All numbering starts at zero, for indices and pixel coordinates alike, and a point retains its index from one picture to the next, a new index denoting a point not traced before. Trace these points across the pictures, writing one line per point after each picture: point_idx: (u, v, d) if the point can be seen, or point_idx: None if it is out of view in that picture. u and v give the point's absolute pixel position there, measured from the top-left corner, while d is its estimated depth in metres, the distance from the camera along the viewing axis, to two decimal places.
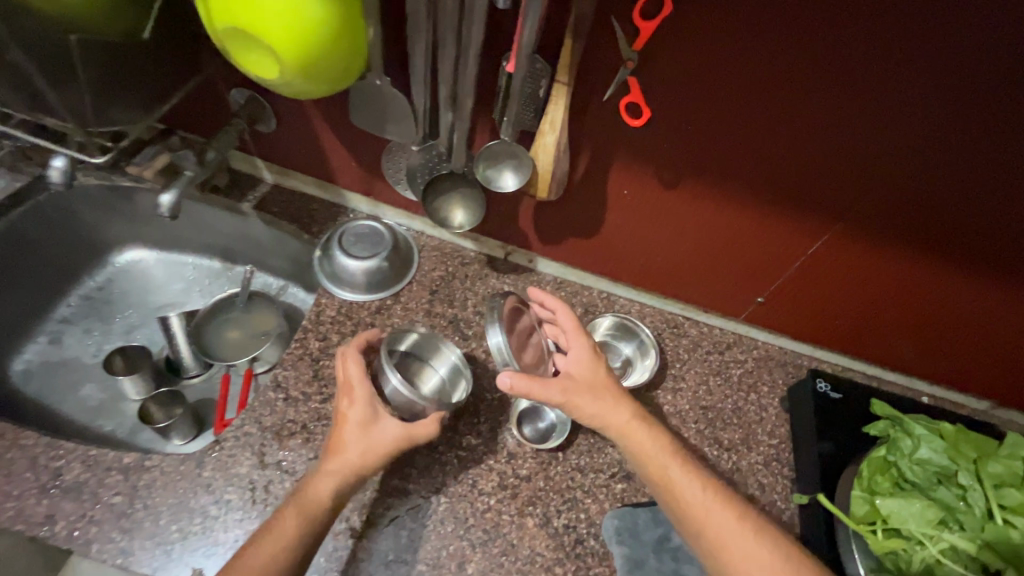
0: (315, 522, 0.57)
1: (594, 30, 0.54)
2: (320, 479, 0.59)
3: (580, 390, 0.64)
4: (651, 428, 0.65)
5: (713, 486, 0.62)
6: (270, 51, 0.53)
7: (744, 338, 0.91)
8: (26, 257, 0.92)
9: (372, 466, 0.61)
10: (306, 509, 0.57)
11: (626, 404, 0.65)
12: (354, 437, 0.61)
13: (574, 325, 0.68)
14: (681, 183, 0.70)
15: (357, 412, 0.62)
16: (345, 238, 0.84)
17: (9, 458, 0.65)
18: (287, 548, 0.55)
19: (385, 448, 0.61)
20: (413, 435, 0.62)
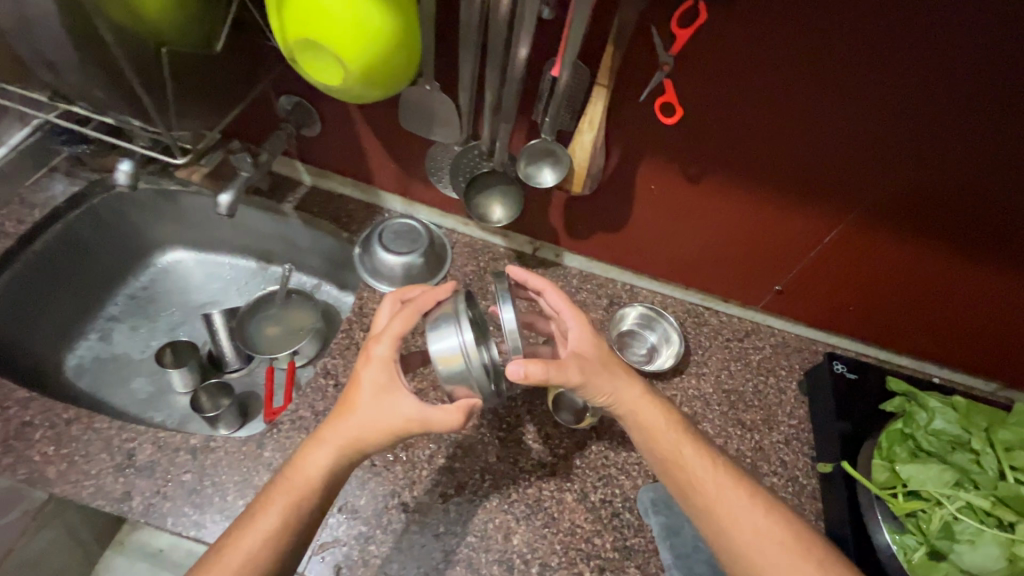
0: (311, 502, 0.58)
1: (634, 36, 0.60)
2: (317, 443, 0.59)
3: (592, 369, 0.63)
4: (661, 404, 0.68)
5: (722, 466, 0.65)
6: (336, 60, 0.58)
7: (762, 326, 0.95)
8: (82, 258, 0.96)
9: (373, 436, 0.59)
10: (299, 484, 0.58)
11: (638, 381, 0.67)
12: (362, 403, 0.59)
13: (571, 306, 0.67)
14: (705, 177, 0.75)
15: (374, 373, 0.60)
16: (385, 236, 0.90)
17: (85, 439, 0.70)
18: (280, 526, 0.57)
19: (391, 423, 0.58)
20: (424, 419, 0.58)
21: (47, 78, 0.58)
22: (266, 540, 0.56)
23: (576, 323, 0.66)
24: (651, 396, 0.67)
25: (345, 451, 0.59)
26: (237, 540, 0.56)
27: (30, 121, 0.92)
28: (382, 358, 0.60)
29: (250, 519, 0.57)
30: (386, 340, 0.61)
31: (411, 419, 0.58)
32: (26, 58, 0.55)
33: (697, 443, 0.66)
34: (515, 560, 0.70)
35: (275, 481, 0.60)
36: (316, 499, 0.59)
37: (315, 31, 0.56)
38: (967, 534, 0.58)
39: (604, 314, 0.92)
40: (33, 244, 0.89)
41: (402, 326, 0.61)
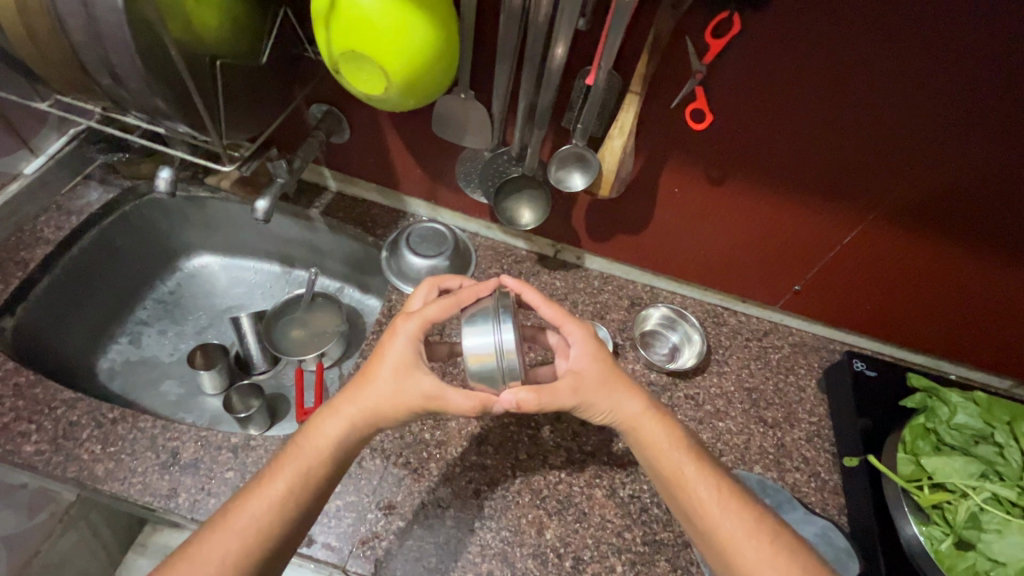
0: (319, 473, 0.60)
1: (668, 47, 0.63)
2: (334, 414, 0.61)
3: (586, 390, 0.61)
4: (662, 417, 0.66)
5: (724, 484, 0.64)
6: (380, 71, 0.61)
7: (780, 325, 0.98)
8: (113, 264, 0.98)
9: (387, 410, 0.60)
10: (310, 454, 0.60)
11: (639, 396, 0.65)
12: (384, 377, 0.60)
13: (567, 320, 0.65)
14: (726, 181, 0.77)
15: (399, 351, 0.61)
16: (412, 239, 0.92)
17: (131, 438, 0.72)
18: (288, 494, 0.58)
19: (410, 401, 0.59)
20: (442, 399, 0.59)
21: (107, 91, 0.60)
22: (273, 505, 0.57)
23: (571, 339, 0.64)
24: (651, 411, 0.65)
25: (356, 424, 0.61)
26: (244, 504, 0.57)
27: (68, 131, 0.95)
28: (412, 335, 0.61)
29: (259, 485, 0.59)
30: (415, 320, 0.62)
31: (430, 397, 0.59)
32: (90, 73, 0.57)
33: (698, 459, 0.65)
34: (549, 553, 0.72)
35: (287, 449, 0.61)
36: (325, 471, 0.60)
37: (365, 45, 0.59)
38: (994, 524, 0.62)
39: (626, 315, 0.94)
40: (69, 250, 0.91)
41: (437, 310, 0.62)
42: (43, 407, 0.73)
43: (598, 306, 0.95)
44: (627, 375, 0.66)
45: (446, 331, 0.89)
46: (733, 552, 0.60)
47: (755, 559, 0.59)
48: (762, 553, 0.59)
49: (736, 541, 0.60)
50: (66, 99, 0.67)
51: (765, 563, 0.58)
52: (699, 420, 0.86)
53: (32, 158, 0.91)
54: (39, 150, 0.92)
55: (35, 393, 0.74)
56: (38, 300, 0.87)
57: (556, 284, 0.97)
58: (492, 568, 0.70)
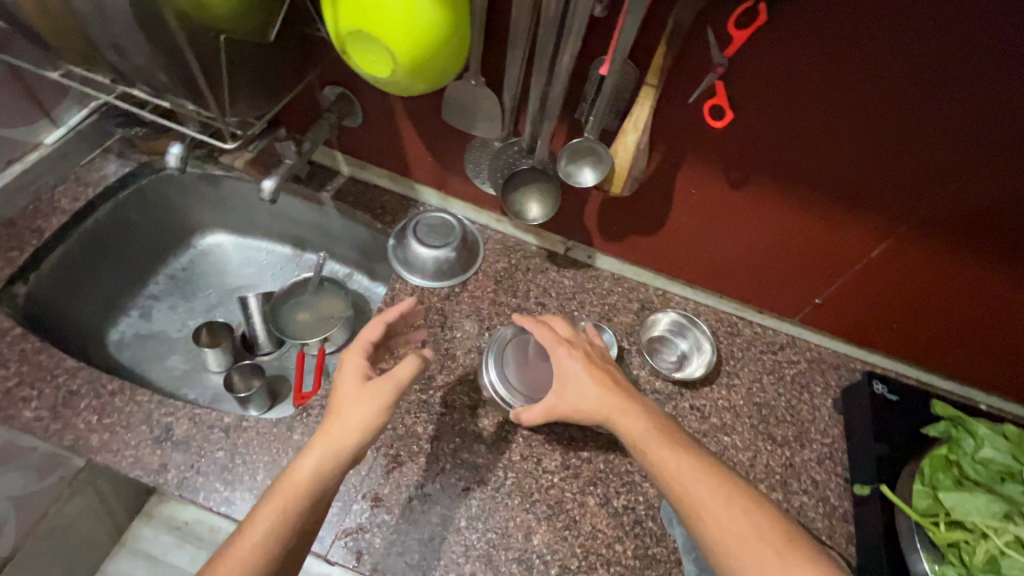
0: (304, 512, 0.55)
1: (689, 38, 0.59)
2: (307, 450, 0.57)
3: (568, 394, 0.67)
4: (639, 407, 0.65)
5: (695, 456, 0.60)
6: (386, 52, 0.59)
7: (797, 340, 0.93)
8: (128, 238, 0.99)
9: (355, 430, 0.58)
10: (287, 494, 0.55)
11: (614, 393, 0.65)
12: (347, 399, 0.60)
13: (556, 343, 0.70)
14: (746, 185, 0.73)
15: (351, 376, 0.62)
16: (419, 228, 0.91)
17: (127, 411, 0.72)
18: (268, 538, 0.53)
19: (378, 401, 0.60)
20: (396, 380, 0.61)
21: (114, 61, 0.60)
22: (257, 554, 0.52)
23: (559, 361, 0.69)
24: (624, 406, 0.64)
25: (331, 455, 0.57)
26: (224, 562, 0.51)
27: (87, 104, 0.95)
28: (354, 353, 0.64)
29: (235, 541, 0.53)
30: (356, 347, 0.65)
31: (385, 383, 0.61)
32: (98, 45, 0.57)
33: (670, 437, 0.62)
34: (534, 560, 0.70)
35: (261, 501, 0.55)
36: (310, 510, 0.55)
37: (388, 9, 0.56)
38: (1015, 570, 0.56)
39: (635, 319, 0.91)
40: (85, 221, 0.92)
41: (373, 331, 0.68)
42: (46, 373, 0.74)
43: (606, 307, 0.92)
44: (619, 379, 0.68)
45: (448, 323, 0.87)
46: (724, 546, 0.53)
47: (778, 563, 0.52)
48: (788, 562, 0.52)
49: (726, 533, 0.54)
50: (78, 70, 0.67)
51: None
52: (703, 432, 0.82)
53: (53, 129, 0.91)
54: (59, 121, 0.92)
55: (40, 359, 0.75)
56: (50, 270, 0.88)
57: (564, 282, 0.94)
58: (474, 570, 0.69)
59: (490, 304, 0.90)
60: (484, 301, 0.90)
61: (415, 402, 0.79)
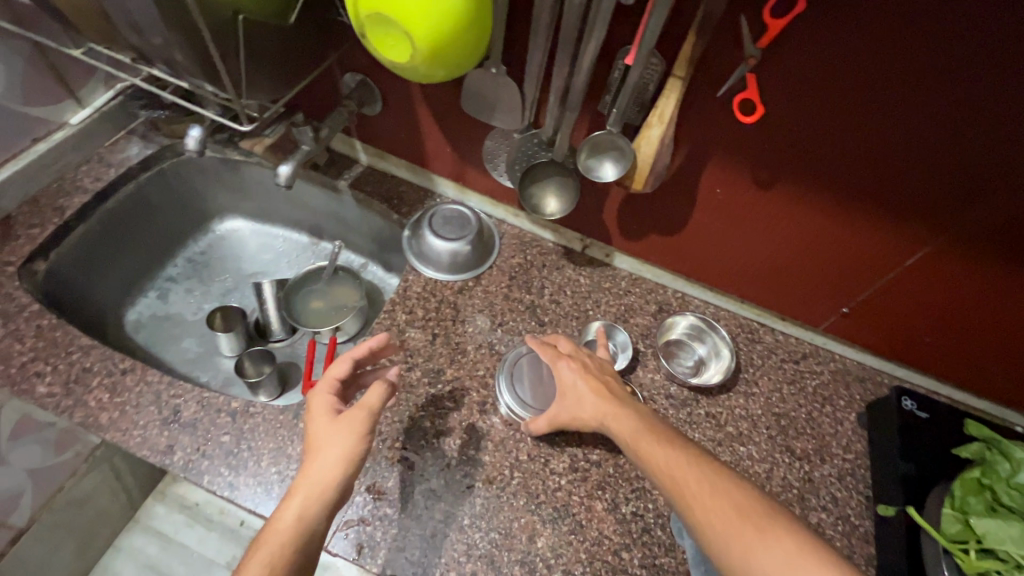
0: (292, 557, 0.52)
1: (720, 28, 0.56)
2: (287, 497, 0.56)
3: (568, 403, 0.72)
4: (625, 406, 0.68)
5: (680, 446, 0.61)
6: (405, 35, 0.57)
7: (822, 350, 0.89)
8: (149, 220, 1.00)
9: (337, 467, 0.58)
10: (274, 540, 0.53)
11: (606, 398, 0.69)
12: (320, 437, 0.60)
13: (557, 358, 0.74)
14: (773, 187, 0.70)
15: (323, 414, 0.63)
16: (435, 220, 0.89)
17: (137, 391, 0.73)
18: None
19: (355, 429, 0.61)
20: (368, 407, 0.62)
21: (132, 39, 0.60)
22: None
23: (560, 375, 0.73)
24: (613, 409, 0.67)
25: (313, 496, 0.56)
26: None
27: (114, 85, 0.96)
28: (321, 392, 0.65)
29: None
30: (323, 385, 0.67)
31: (356, 412, 0.62)
32: (116, 21, 0.57)
33: (661, 434, 0.63)
34: (538, 563, 0.68)
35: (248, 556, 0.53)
36: (298, 556, 0.53)
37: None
38: None
39: (652, 321, 0.89)
40: (106, 202, 0.92)
41: (340, 367, 0.69)
42: (60, 350, 0.75)
43: (622, 308, 0.90)
44: (616, 386, 0.72)
45: (460, 317, 0.86)
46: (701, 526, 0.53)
47: (761, 544, 0.50)
48: (771, 543, 0.50)
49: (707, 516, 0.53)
50: (99, 49, 0.67)
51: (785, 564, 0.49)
52: (717, 441, 0.80)
53: (78, 109, 0.92)
54: (86, 102, 0.93)
55: (55, 336, 0.76)
56: (71, 251, 0.89)
57: (580, 281, 0.92)
58: (476, 569, 0.67)
59: (503, 300, 0.88)
60: (497, 296, 0.88)
61: (424, 396, 0.78)
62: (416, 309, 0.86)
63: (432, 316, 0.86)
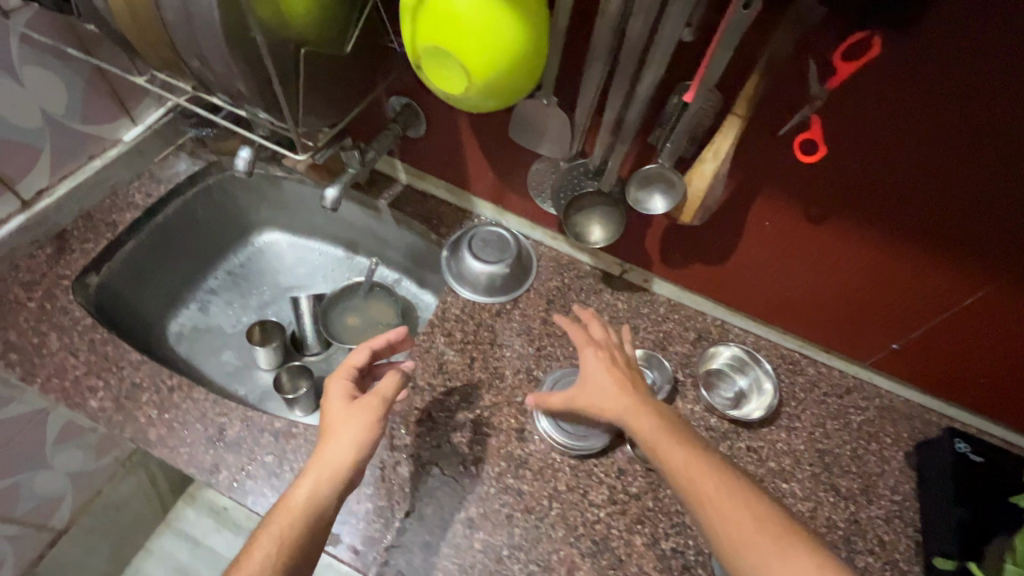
0: (298, 540, 0.56)
1: (787, 68, 0.55)
2: (301, 476, 0.60)
3: (588, 390, 0.68)
4: (648, 406, 0.65)
5: (697, 453, 0.59)
6: (461, 69, 0.58)
7: (866, 385, 0.87)
8: (194, 234, 1.02)
9: (348, 454, 0.61)
10: (284, 523, 0.57)
11: (629, 394, 0.66)
12: (336, 421, 0.63)
13: (585, 344, 0.72)
14: (826, 223, 0.69)
15: (339, 398, 0.66)
16: (474, 242, 0.90)
17: (184, 408, 0.74)
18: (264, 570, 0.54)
19: (368, 417, 0.64)
20: (382, 395, 0.66)
21: (194, 72, 0.61)
22: (263, 573, 0.54)
23: (585, 360, 0.70)
24: (635, 406, 0.64)
25: (322, 479, 0.60)
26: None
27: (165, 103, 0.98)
28: (339, 377, 0.68)
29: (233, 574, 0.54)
30: (342, 369, 0.70)
31: (370, 399, 0.65)
32: (182, 54, 0.58)
33: (682, 441, 0.60)
34: None
35: (260, 529, 0.57)
36: (305, 538, 0.57)
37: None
38: None
39: (691, 349, 0.88)
40: (155, 216, 0.94)
41: (358, 356, 0.71)
42: (112, 365, 0.77)
43: (661, 335, 0.89)
44: (639, 378, 0.69)
45: (498, 341, 0.86)
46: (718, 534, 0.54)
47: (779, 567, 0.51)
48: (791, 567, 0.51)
49: (725, 527, 0.54)
50: (161, 76, 0.69)
51: None
52: (760, 477, 0.78)
53: (132, 127, 0.94)
54: (139, 120, 0.95)
55: (106, 351, 0.78)
56: (121, 263, 0.91)
57: (618, 306, 0.91)
58: None
59: (541, 324, 0.88)
60: (535, 320, 0.88)
61: (463, 420, 0.78)
62: (454, 332, 0.86)
63: (470, 339, 0.85)
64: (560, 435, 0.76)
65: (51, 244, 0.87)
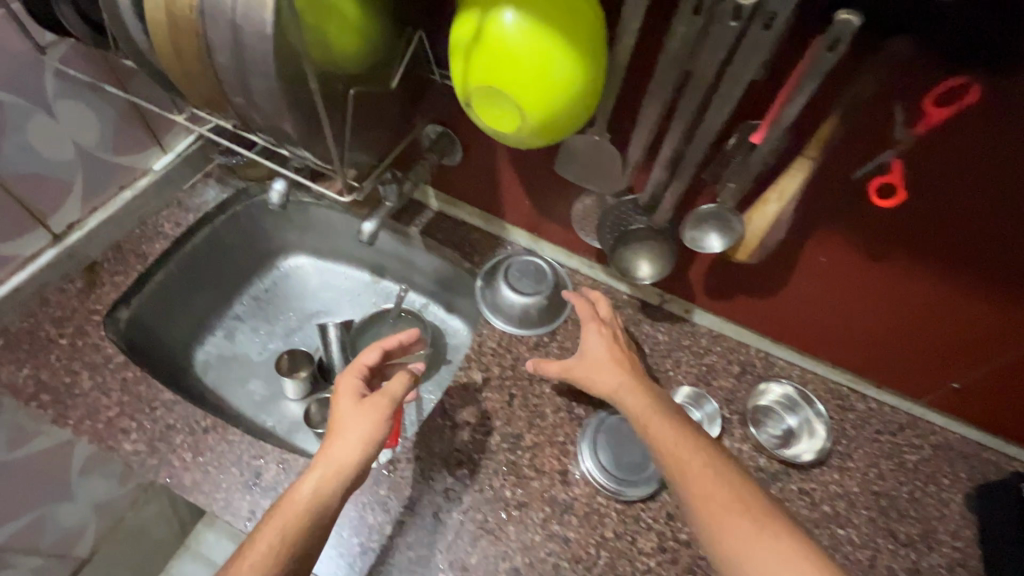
0: (302, 532, 0.56)
1: (868, 112, 0.52)
2: (307, 470, 0.59)
3: (587, 363, 0.72)
4: (643, 385, 0.68)
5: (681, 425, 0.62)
6: (514, 108, 0.55)
7: (920, 422, 0.83)
8: (221, 261, 1.00)
9: (355, 451, 0.61)
10: (289, 513, 0.57)
11: (626, 371, 0.70)
12: (344, 417, 0.63)
13: (590, 319, 0.75)
14: (891, 264, 0.65)
15: (349, 394, 0.67)
16: (511, 272, 0.87)
17: (219, 450, 0.72)
18: (267, 557, 0.53)
19: (376, 416, 0.63)
20: (391, 394, 0.66)
21: (238, 112, 0.59)
22: (265, 562, 0.53)
23: (588, 335, 0.74)
24: (629, 383, 0.68)
25: (327, 473, 0.59)
26: None
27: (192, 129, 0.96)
28: (349, 376, 0.69)
29: (237, 561, 0.54)
30: (353, 366, 0.71)
31: (379, 397, 0.65)
32: (227, 97, 0.56)
33: (671, 417, 0.63)
34: None
35: (265, 521, 0.57)
36: (309, 531, 0.56)
37: (564, 35, 0.52)
38: None
39: (736, 384, 0.84)
40: (184, 246, 0.92)
41: (369, 356, 0.73)
42: (145, 406, 0.75)
43: (704, 369, 0.85)
44: (635, 359, 0.73)
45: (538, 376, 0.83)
46: (702, 508, 0.55)
47: (762, 543, 0.51)
48: (771, 544, 0.51)
49: (703, 493, 0.56)
50: (201, 113, 0.67)
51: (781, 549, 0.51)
52: (814, 523, 0.75)
53: (162, 155, 0.93)
54: (168, 147, 0.94)
55: (139, 390, 0.76)
56: (149, 295, 0.89)
57: (658, 337, 0.88)
58: None
59: None
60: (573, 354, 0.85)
61: (504, 462, 0.75)
62: (492, 367, 0.83)
63: (508, 374, 0.83)
64: (604, 477, 0.74)
65: (81, 277, 0.86)
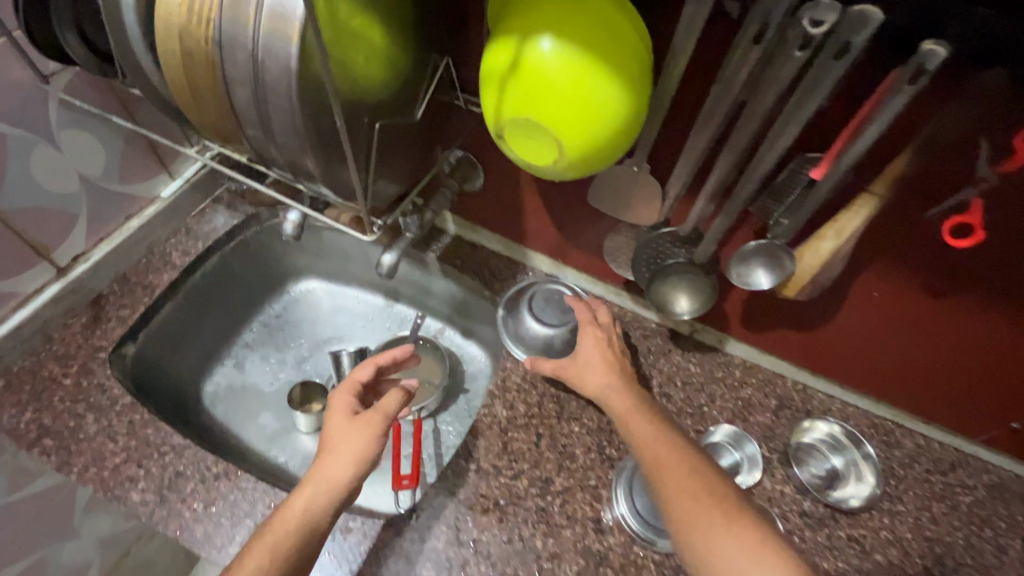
0: (291, 552, 0.54)
1: (948, 148, 0.48)
2: (299, 488, 0.58)
3: (580, 366, 0.71)
4: (632, 390, 0.68)
5: (664, 428, 0.63)
6: (552, 139, 0.51)
7: (972, 460, 0.78)
8: (230, 288, 0.95)
9: (347, 469, 0.59)
10: (279, 532, 0.55)
11: (616, 373, 0.70)
12: (336, 434, 0.61)
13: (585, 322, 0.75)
14: (955, 302, 0.60)
15: (342, 410, 0.64)
16: (535, 301, 0.82)
17: (231, 499, 0.68)
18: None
19: (368, 432, 0.61)
20: (385, 411, 0.63)
21: (254, 146, 0.55)
22: None
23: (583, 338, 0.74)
24: (616, 386, 0.68)
25: (318, 491, 0.57)
26: None
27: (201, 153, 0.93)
28: (343, 393, 0.67)
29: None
30: (348, 381, 0.69)
31: (373, 414, 0.62)
32: (243, 133, 0.52)
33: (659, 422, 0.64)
34: None
35: (254, 540, 0.55)
36: (299, 550, 0.54)
37: (605, 59, 0.47)
38: None
39: (774, 420, 0.80)
40: (193, 274, 0.88)
41: (364, 371, 0.70)
42: (152, 451, 0.71)
43: (740, 404, 0.81)
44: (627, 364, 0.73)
45: (566, 413, 0.78)
46: (675, 507, 0.55)
47: (722, 536, 0.52)
48: (735, 536, 0.52)
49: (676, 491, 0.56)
50: (215, 146, 0.63)
51: (748, 547, 0.51)
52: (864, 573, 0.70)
53: (170, 181, 0.89)
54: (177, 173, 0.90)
55: (146, 434, 0.72)
56: (156, 328, 0.85)
57: (691, 369, 0.84)
58: None
59: None
60: None
61: (533, 509, 0.71)
62: (517, 404, 0.79)
63: (534, 412, 0.78)
64: (638, 523, 0.69)
65: (86, 311, 0.82)
